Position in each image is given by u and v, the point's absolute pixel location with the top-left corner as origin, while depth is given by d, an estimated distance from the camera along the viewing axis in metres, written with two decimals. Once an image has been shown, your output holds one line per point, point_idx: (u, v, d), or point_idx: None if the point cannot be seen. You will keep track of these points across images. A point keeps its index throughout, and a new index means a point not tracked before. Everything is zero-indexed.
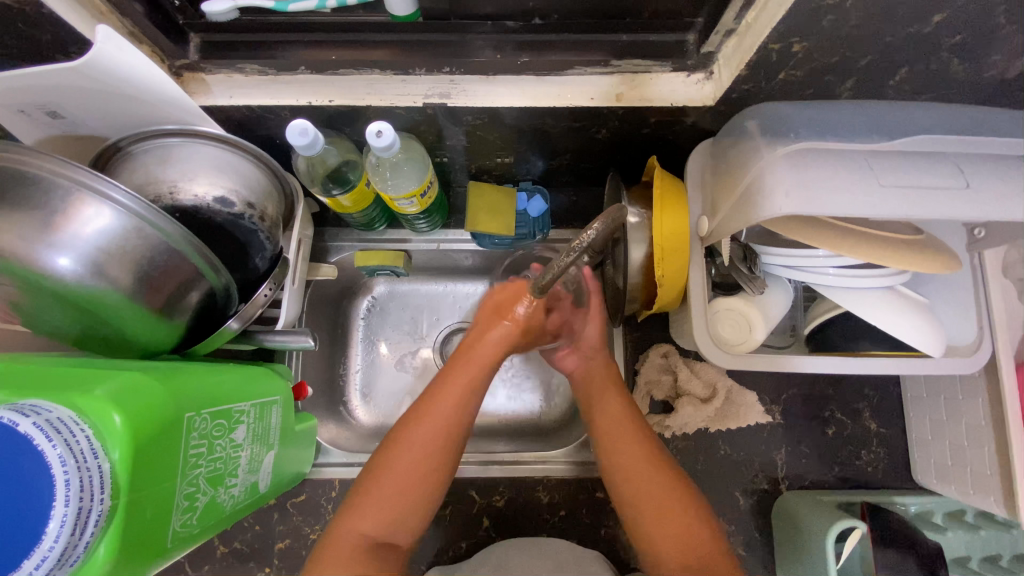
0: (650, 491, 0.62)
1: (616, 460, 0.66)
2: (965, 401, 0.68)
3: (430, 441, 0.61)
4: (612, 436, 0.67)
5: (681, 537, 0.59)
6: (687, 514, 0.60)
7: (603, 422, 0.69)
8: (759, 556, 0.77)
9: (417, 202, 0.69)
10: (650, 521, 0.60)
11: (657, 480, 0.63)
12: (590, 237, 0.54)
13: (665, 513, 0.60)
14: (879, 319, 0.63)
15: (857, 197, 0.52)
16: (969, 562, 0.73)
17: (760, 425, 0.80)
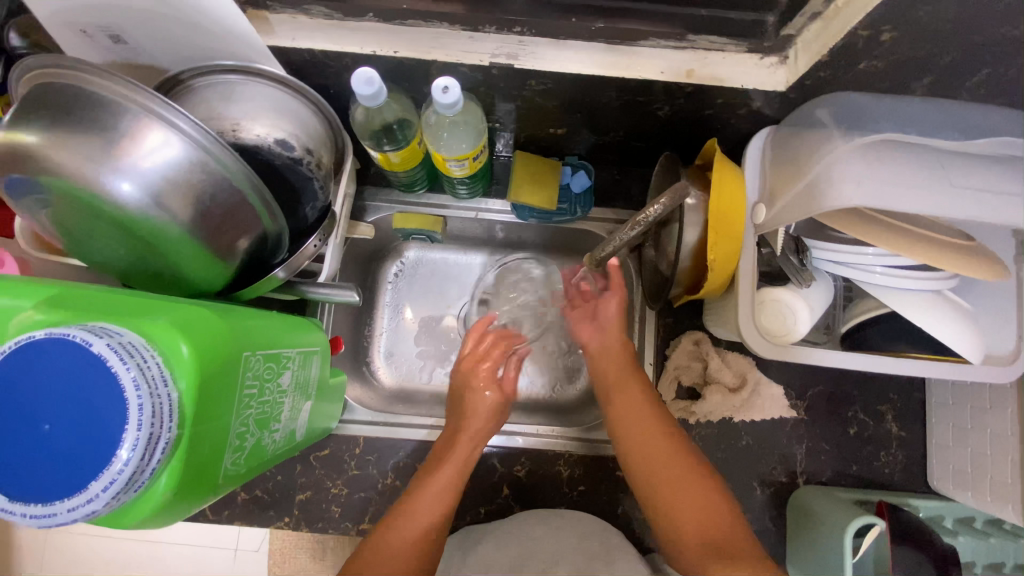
0: (671, 471, 0.62)
1: (641, 435, 0.66)
2: (994, 411, 0.69)
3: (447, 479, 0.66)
4: (631, 414, 0.68)
5: (702, 515, 0.59)
6: (707, 492, 0.60)
7: (626, 409, 0.69)
8: (771, 546, 0.78)
9: (468, 165, 0.69)
10: (672, 505, 0.60)
11: (674, 456, 0.63)
12: (656, 211, 0.60)
13: (689, 495, 0.60)
14: (921, 321, 0.63)
15: (926, 194, 0.51)
16: (974, 567, 0.75)
17: (784, 419, 0.80)
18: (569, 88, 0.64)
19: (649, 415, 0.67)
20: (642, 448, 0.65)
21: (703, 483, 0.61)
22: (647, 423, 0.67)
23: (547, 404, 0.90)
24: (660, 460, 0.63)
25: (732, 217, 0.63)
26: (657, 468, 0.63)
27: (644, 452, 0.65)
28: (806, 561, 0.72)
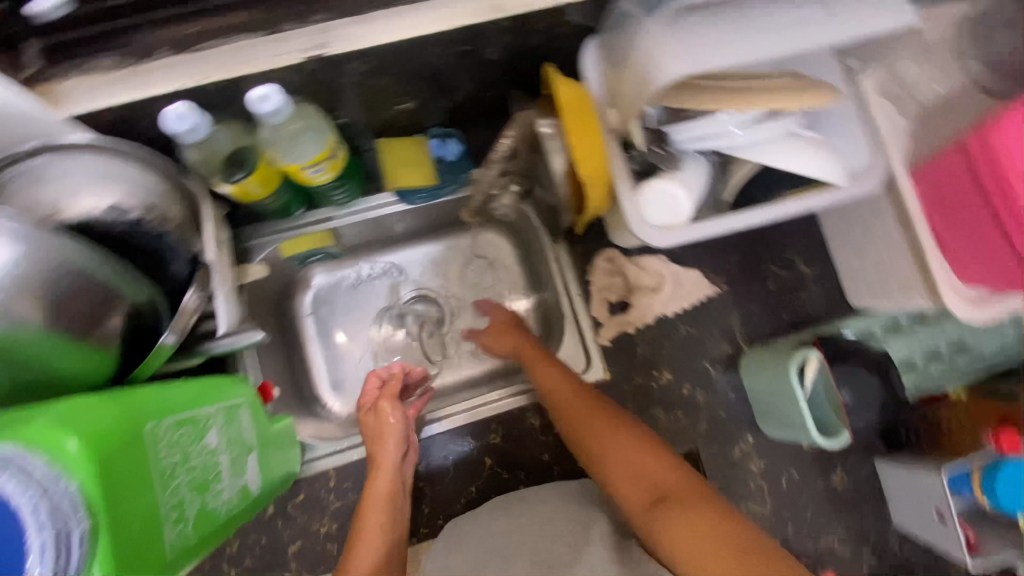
0: (602, 433, 0.65)
1: (579, 413, 0.68)
2: (876, 222, 0.74)
3: (379, 507, 0.64)
4: (557, 397, 0.71)
5: (638, 465, 0.61)
6: (638, 445, 0.62)
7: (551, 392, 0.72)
8: (740, 413, 0.82)
9: (327, 168, 0.68)
10: (611, 465, 0.62)
11: (602, 421, 0.66)
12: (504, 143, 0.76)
13: (624, 450, 0.62)
14: (788, 163, 0.68)
15: (738, 47, 0.55)
16: (914, 361, 0.83)
17: (711, 297, 0.85)
18: (394, 58, 0.63)
19: (583, 396, 0.70)
20: (574, 422, 0.68)
21: (641, 440, 0.63)
22: (582, 404, 0.69)
23: (500, 368, 0.91)
24: (601, 432, 0.65)
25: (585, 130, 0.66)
26: (587, 434, 0.66)
27: (578, 425, 0.68)
28: (767, 411, 0.78)
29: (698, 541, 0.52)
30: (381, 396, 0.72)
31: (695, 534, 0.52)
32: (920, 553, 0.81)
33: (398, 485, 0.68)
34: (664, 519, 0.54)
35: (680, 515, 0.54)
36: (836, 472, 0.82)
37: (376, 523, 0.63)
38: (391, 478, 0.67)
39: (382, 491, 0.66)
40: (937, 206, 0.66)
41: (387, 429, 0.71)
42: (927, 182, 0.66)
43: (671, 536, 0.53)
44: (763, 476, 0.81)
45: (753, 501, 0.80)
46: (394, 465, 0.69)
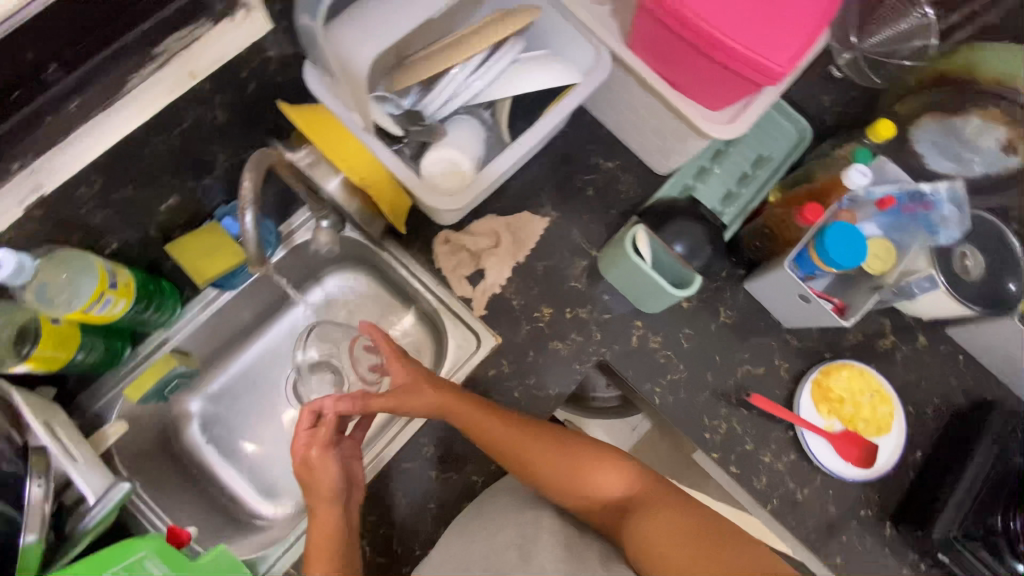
0: (569, 462, 0.74)
1: (534, 453, 0.74)
2: (632, 97, 0.82)
3: (326, 557, 0.65)
4: (510, 443, 0.73)
5: (610, 481, 0.74)
6: (603, 464, 0.74)
7: (500, 439, 0.74)
8: (620, 308, 0.89)
9: (116, 295, 0.65)
10: (583, 485, 0.74)
11: (565, 452, 0.75)
12: (247, 189, 0.54)
13: (594, 472, 0.74)
14: (528, 84, 0.74)
15: (409, 11, 0.59)
16: (733, 191, 0.94)
17: (548, 226, 0.90)
18: (121, 166, 0.61)
19: (532, 433, 0.75)
20: (535, 460, 0.73)
21: (596, 460, 0.74)
22: (538, 445, 0.74)
23: None
24: (558, 464, 0.74)
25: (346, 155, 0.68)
26: (554, 467, 0.74)
27: (536, 463, 0.73)
28: (637, 294, 0.85)
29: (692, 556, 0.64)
30: (311, 446, 0.71)
31: (675, 541, 0.66)
32: (817, 337, 0.91)
33: (345, 532, 0.68)
34: (637, 526, 0.69)
35: (646, 513, 0.69)
36: (721, 311, 0.90)
37: (322, 568, 0.64)
38: (338, 525, 0.68)
39: (329, 539, 0.67)
40: (660, 59, 0.72)
41: (323, 477, 0.70)
42: (643, 43, 0.72)
43: (648, 541, 0.67)
44: (664, 348, 0.88)
45: (666, 372, 0.88)
46: (338, 512, 0.69)
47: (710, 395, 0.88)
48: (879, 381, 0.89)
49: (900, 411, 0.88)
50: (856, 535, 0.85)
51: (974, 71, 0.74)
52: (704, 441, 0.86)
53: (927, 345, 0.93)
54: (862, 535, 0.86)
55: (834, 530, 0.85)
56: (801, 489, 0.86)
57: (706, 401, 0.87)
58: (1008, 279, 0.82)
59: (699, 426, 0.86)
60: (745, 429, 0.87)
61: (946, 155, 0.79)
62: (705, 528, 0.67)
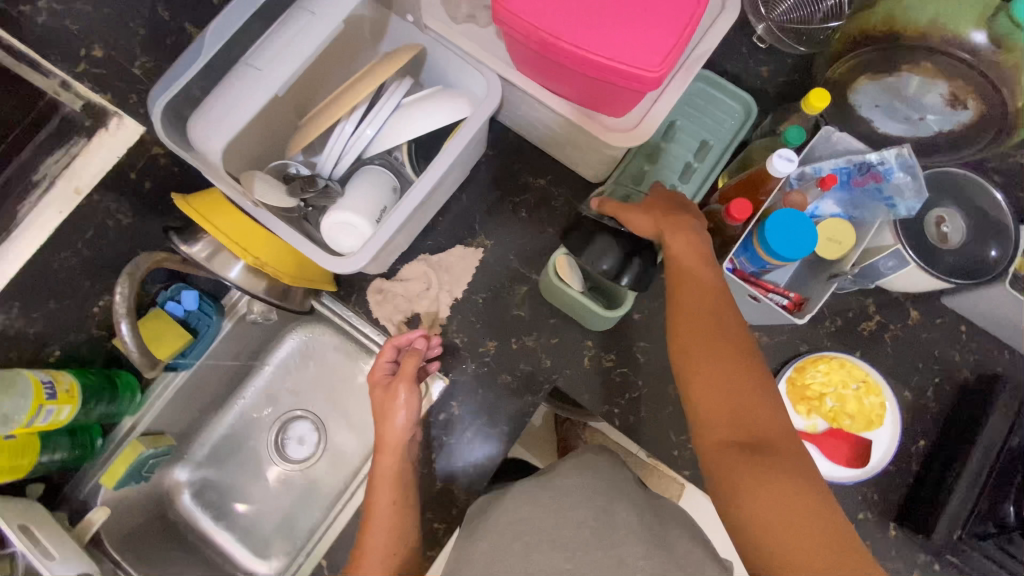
0: (737, 376, 0.59)
1: (705, 353, 0.61)
2: (536, 115, 0.78)
3: (387, 487, 0.72)
4: (696, 314, 0.63)
5: (761, 420, 0.57)
6: (767, 408, 0.58)
7: (688, 308, 0.64)
8: (568, 330, 0.85)
9: (60, 403, 0.68)
10: (721, 399, 0.58)
11: (742, 365, 0.59)
12: (120, 296, 0.63)
13: (754, 398, 0.58)
14: (420, 125, 0.71)
15: (254, 90, 0.58)
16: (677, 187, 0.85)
17: (484, 256, 0.87)
18: (38, 287, 0.65)
19: (714, 326, 0.62)
20: (703, 348, 0.61)
21: (770, 404, 0.58)
22: (725, 339, 0.61)
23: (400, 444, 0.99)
24: (717, 380, 0.59)
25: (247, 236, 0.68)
26: (713, 368, 0.60)
27: (703, 350, 0.61)
28: (585, 313, 0.80)
29: (786, 527, 0.52)
30: (399, 380, 0.74)
31: (783, 519, 0.52)
32: (789, 330, 0.84)
33: (403, 475, 0.73)
34: (753, 481, 0.54)
35: (766, 470, 0.54)
36: None
37: (385, 497, 0.71)
38: (398, 458, 0.73)
39: (386, 475, 0.72)
40: (544, 75, 0.68)
41: (390, 424, 0.74)
42: (525, 62, 0.68)
43: (754, 498, 0.53)
44: (621, 366, 0.84)
45: (624, 391, 0.83)
46: (398, 451, 0.73)
47: (675, 409, 0.83)
48: (861, 366, 0.80)
49: (893, 402, 0.79)
50: None
51: (899, 25, 0.70)
52: (673, 459, 0.82)
53: (921, 320, 0.83)
54: (863, 541, 0.78)
55: None
56: None
57: (671, 415, 0.82)
58: (992, 246, 0.72)
59: (666, 444, 0.82)
60: None
61: (895, 118, 0.74)
62: (812, 517, 0.52)
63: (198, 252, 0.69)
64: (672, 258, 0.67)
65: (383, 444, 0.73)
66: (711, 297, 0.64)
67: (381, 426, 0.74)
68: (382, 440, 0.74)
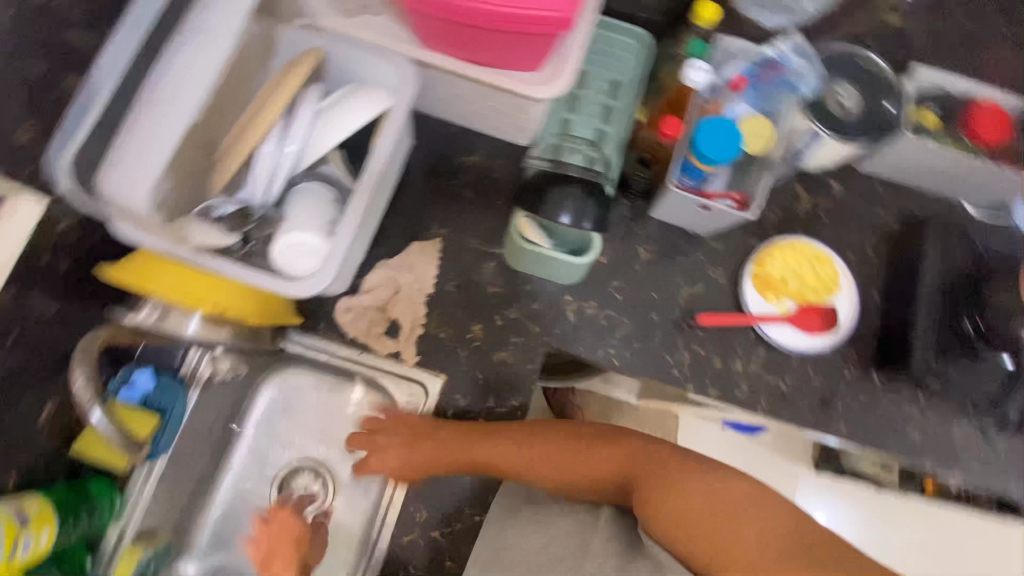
0: (565, 449, 0.74)
1: (520, 451, 0.75)
2: (455, 92, 0.78)
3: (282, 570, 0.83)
4: (510, 442, 0.75)
5: (612, 461, 0.73)
6: (611, 452, 0.73)
7: (497, 454, 0.75)
8: (544, 291, 0.86)
9: (33, 531, 0.61)
10: (577, 466, 0.74)
11: (562, 439, 0.75)
12: (80, 384, 0.57)
13: (589, 454, 0.74)
14: (346, 126, 0.68)
15: (161, 126, 0.54)
16: (606, 128, 0.85)
17: (442, 245, 0.86)
18: None
19: (515, 435, 0.76)
20: (519, 447, 0.75)
21: (615, 443, 0.74)
22: (535, 435, 0.76)
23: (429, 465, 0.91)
24: (535, 457, 0.75)
25: (197, 289, 0.66)
26: (544, 455, 0.75)
27: (522, 450, 0.75)
28: (557, 269, 0.81)
29: (695, 521, 0.66)
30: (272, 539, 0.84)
31: (699, 513, 0.66)
32: (738, 231, 0.89)
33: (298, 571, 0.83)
34: (654, 502, 0.68)
35: (660, 492, 0.68)
36: (639, 250, 0.88)
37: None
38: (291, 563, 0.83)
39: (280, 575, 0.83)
40: (458, 45, 0.68)
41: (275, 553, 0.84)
42: (435, 37, 0.68)
43: (671, 513, 0.67)
44: (603, 310, 0.86)
45: (610, 331, 0.86)
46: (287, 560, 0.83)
47: (663, 333, 0.86)
48: (808, 244, 0.88)
49: (842, 266, 0.87)
50: (853, 396, 0.85)
51: None
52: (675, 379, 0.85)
53: (844, 188, 0.91)
54: (858, 394, 0.85)
55: (832, 401, 0.85)
56: (785, 381, 0.85)
57: (662, 339, 0.86)
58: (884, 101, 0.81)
59: (665, 367, 0.85)
60: (710, 349, 0.85)
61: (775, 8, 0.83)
62: (729, 493, 0.67)
63: (146, 318, 0.65)
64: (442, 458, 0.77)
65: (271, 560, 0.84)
66: (511, 432, 0.76)
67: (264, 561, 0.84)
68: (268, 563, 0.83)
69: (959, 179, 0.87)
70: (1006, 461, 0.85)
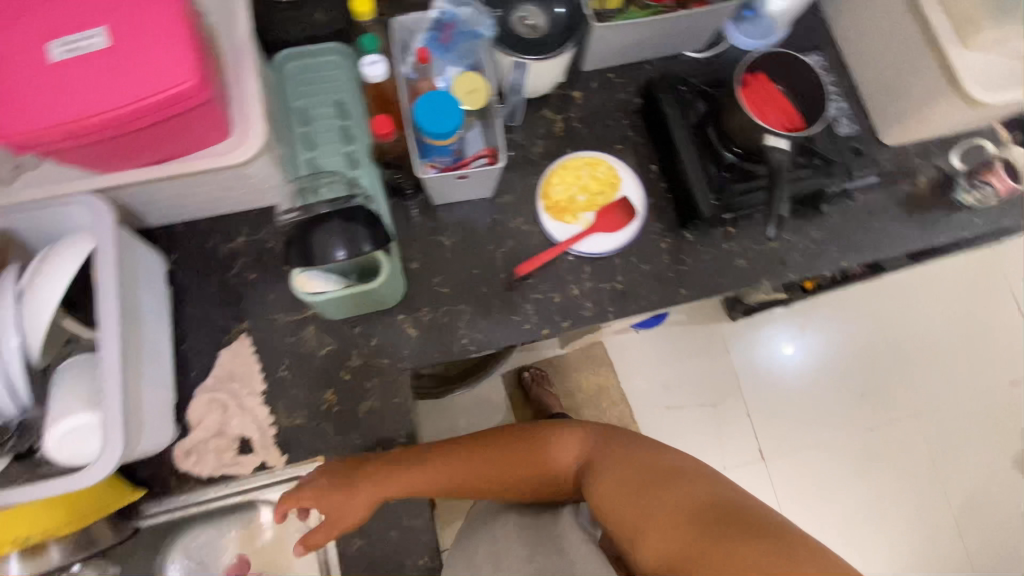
0: (511, 457, 0.80)
1: (463, 469, 0.78)
2: (166, 195, 0.73)
3: None
4: (460, 462, 0.78)
5: (560, 449, 0.82)
6: (557, 442, 0.82)
7: (445, 475, 0.77)
8: (373, 322, 0.82)
9: None
10: (516, 467, 0.80)
11: (511, 446, 0.81)
12: None
13: (529, 452, 0.81)
14: (55, 287, 0.61)
15: None
16: (351, 144, 0.87)
17: (253, 336, 0.80)
18: None
19: (462, 458, 0.79)
20: (461, 466, 0.78)
21: (562, 437, 0.83)
22: (483, 449, 0.80)
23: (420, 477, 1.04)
24: (474, 468, 0.79)
25: None
26: (488, 464, 0.80)
27: (461, 470, 0.78)
28: (367, 300, 0.77)
29: (625, 508, 0.74)
30: None
31: (634, 494, 0.75)
32: (515, 176, 0.92)
33: None
34: (598, 487, 0.77)
35: (608, 471, 0.77)
36: (440, 238, 0.87)
37: None
38: None
39: None
40: (123, 154, 0.63)
41: None
42: (97, 161, 0.63)
43: (603, 493, 0.76)
44: (437, 309, 0.84)
45: (454, 324, 0.84)
46: None
47: (499, 298, 0.86)
48: (574, 156, 0.93)
49: (614, 160, 0.93)
50: (678, 262, 0.91)
51: None
52: (532, 332, 0.86)
53: (583, 96, 0.98)
54: (683, 256, 0.91)
55: (663, 276, 0.90)
56: (618, 280, 0.90)
57: (503, 306, 0.86)
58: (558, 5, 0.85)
59: (517, 327, 0.85)
60: (545, 291, 0.88)
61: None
62: (660, 469, 0.75)
63: None
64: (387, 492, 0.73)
65: None
66: (462, 454, 0.79)
67: None
68: None
69: (671, 30, 0.91)
70: (824, 243, 0.93)
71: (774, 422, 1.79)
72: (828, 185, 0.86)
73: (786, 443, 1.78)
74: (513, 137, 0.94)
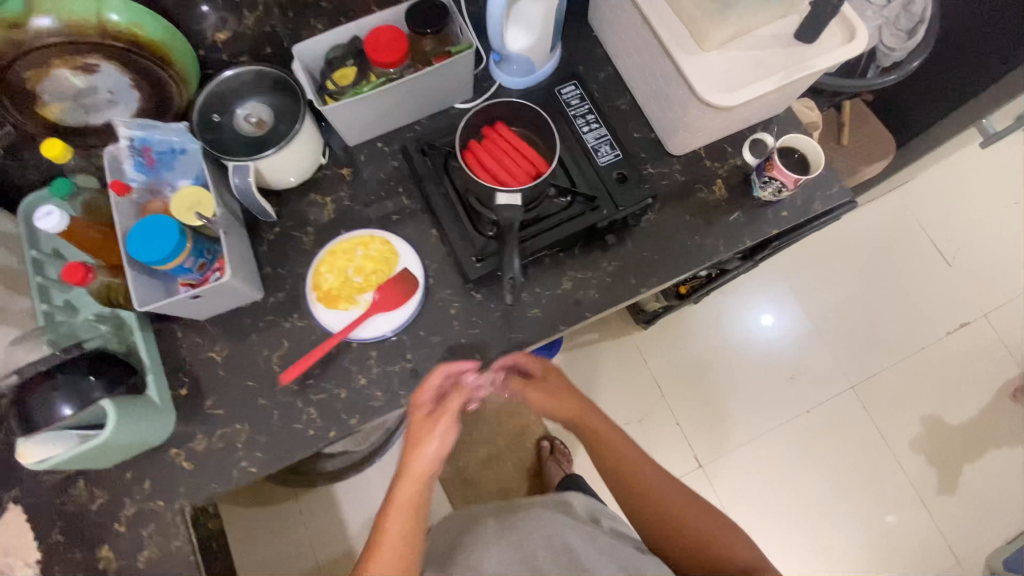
0: (701, 515, 0.87)
1: (700, 510, 0.87)
2: None
3: (410, 501, 0.78)
4: (667, 482, 0.89)
5: (741, 541, 0.84)
6: (740, 538, 0.84)
7: (652, 475, 0.90)
8: (145, 462, 0.78)
9: None
10: (699, 513, 0.86)
11: (710, 511, 0.87)
12: None
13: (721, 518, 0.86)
14: None
15: None
16: None
17: (20, 504, 0.77)
18: None
19: (697, 502, 0.88)
20: (674, 489, 0.89)
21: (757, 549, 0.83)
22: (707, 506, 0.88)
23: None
24: (668, 489, 0.89)
25: None
26: (680, 492, 0.89)
27: (675, 493, 0.88)
28: (119, 450, 0.74)
29: None
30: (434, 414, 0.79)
31: None
32: (284, 272, 0.88)
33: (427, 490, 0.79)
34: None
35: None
36: (208, 356, 0.83)
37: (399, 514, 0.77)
38: (417, 482, 0.79)
39: (416, 475, 0.79)
40: None
41: (416, 464, 0.79)
42: None
43: None
44: (211, 434, 0.80)
45: (233, 446, 0.80)
46: (443, 444, 0.79)
47: (278, 407, 0.81)
48: (342, 241, 0.88)
49: (385, 234, 0.89)
50: (467, 328, 0.86)
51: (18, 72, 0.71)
52: (319, 436, 0.81)
53: (352, 170, 0.94)
54: (472, 319, 0.87)
55: (453, 345, 0.86)
56: (406, 359, 0.85)
57: (283, 415, 0.81)
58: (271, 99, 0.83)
59: (302, 435, 0.81)
60: (327, 388, 0.83)
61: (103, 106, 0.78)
62: None
63: None
64: (600, 437, 0.92)
65: (415, 458, 0.79)
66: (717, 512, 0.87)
67: (411, 453, 0.79)
68: (415, 463, 0.79)
69: (410, 95, 0.88)
70: (620, 273, 0.89)
71: (711, 425, 1.72)
72: (597, 221, 0.83)
73: (725, 444, 1.71)
74: (280, 231, 0.90)
